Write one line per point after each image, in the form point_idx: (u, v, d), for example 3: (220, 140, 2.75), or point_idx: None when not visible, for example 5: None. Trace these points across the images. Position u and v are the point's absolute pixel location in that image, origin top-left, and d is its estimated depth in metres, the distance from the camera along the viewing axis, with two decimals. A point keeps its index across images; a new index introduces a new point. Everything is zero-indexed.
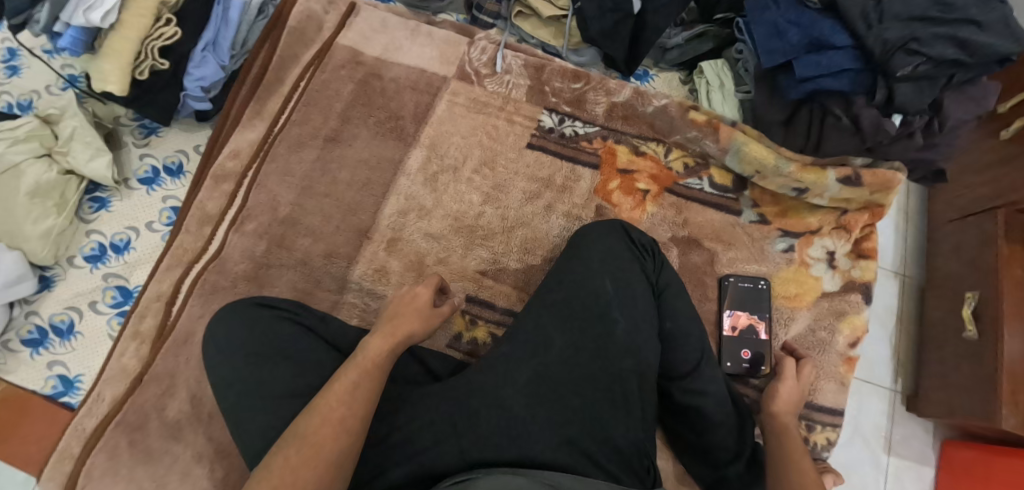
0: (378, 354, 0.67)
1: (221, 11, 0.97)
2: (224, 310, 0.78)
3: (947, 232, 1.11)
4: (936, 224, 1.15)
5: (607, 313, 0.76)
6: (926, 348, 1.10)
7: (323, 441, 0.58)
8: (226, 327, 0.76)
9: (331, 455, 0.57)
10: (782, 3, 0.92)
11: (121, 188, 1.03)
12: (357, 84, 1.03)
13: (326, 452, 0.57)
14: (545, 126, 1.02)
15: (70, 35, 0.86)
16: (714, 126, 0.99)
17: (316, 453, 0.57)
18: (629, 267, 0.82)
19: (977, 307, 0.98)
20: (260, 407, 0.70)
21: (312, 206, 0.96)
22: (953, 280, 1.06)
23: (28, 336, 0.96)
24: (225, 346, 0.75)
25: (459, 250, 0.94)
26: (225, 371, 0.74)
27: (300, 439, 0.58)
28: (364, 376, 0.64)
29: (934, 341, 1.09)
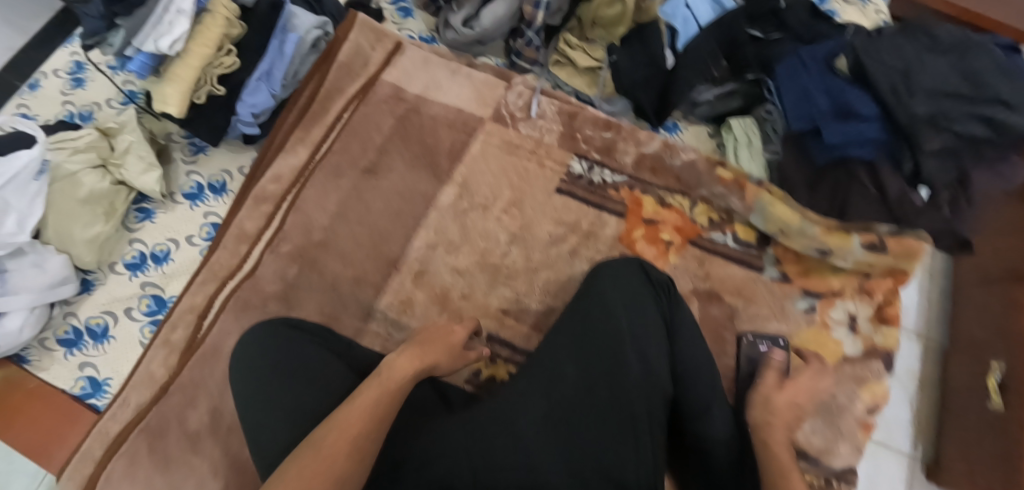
0: (400, 374, 0.72)
1: (278, 43, 1.04)
2: (256, 327, 0.84)
3: (972, 296, 1.10)
4: (963, 288, 1.14)
5: (622, 352, 0.78)
6: (948, 414, 1.08)
7: (335, 455, 0.60)
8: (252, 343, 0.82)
9: (341, 468, 0.59)
10: (812, 68, 0.94)
11: (167, 201, 1.08)
12: (398, 120, 1.07)
13: (337, 465, 0.59)
14: (574, 173, 1.05)
15: (140, 60, 0.94)
16: (740, 184, 1.00)
17: (329, 464, 0.59)
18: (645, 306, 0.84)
19: (1003, 378, 0.96)
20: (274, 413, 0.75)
21: (345, 232, 1.00)
22: (978, 346, 1.05)
23: (64, 336, 1.00)
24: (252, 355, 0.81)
25: (482, 287, 0.97)
26: (245, 377, 0.80)
27: (316, 450, 0.60)
28: (384, 394, 0.69)
29: (958, 408, 1.06)
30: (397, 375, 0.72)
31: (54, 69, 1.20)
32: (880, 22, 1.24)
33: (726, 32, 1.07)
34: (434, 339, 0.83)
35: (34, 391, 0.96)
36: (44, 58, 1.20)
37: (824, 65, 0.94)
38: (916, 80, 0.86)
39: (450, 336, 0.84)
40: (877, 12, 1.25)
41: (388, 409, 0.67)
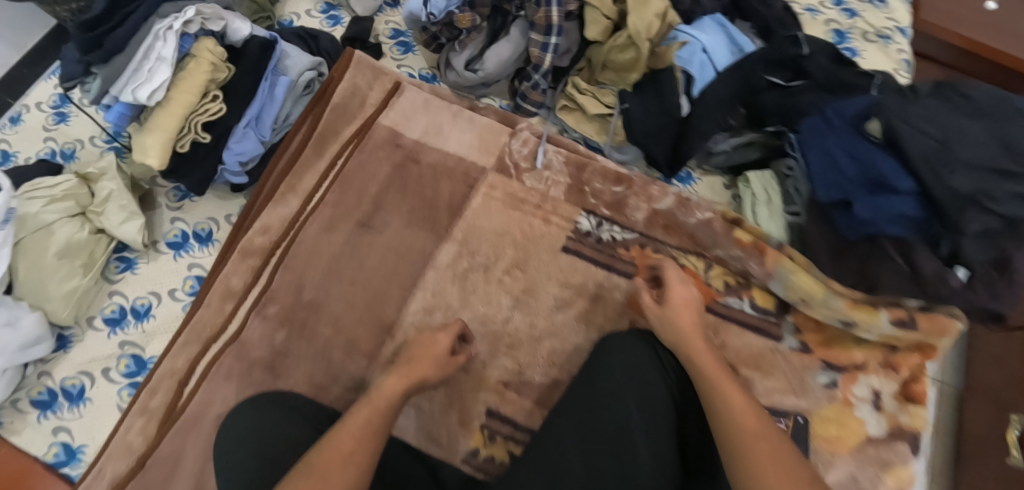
0: (390, 394, 0.74)
1: (269, 86, 0.97)
2: (238, 407, 0.80)
3: (992, 341, 1.04)
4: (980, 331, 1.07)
5: (632, 441, 0.73)
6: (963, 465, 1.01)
7: (330, 470, 0.61)
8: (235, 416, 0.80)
9: (338, 483, 0.60)
10: (840, 131, 0.87)
11: (150, 251, 1.01)
12: (394, 170, 1.01)
13: (334, 480, 0.60)
14: (582, 229, 0.98)
15: (117, 109, 0.88)
16: (760, 249, 0.93)
17: (323, 481, 0.60)
18: (653, 381, 0.78)
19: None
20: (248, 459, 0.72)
21: (336, 293, 0.94)
22: (999, 395, 0.98)
23: (38, 397, 0.94)
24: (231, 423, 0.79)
25: (482, 357, 0.91)
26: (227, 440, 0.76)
27: (309, 469, 0.61)
28: (375, 414, 0.70)
29: (974, 459, 0.99)
30: (386, 394, 0.73)
31: (37, 102, 1.13)
32: (903, 62, 1.13)
33: (747, 81, 0.98)
34: (419, 354, 0.82)
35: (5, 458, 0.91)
36: (27, 91, 1.14)
37: (853, 128, 0.87)
38: (956, 152, 0.78)
39: (436, 346, 0.83)
40: (900, 51, 1.14)
41: (379, 426, 0.68)
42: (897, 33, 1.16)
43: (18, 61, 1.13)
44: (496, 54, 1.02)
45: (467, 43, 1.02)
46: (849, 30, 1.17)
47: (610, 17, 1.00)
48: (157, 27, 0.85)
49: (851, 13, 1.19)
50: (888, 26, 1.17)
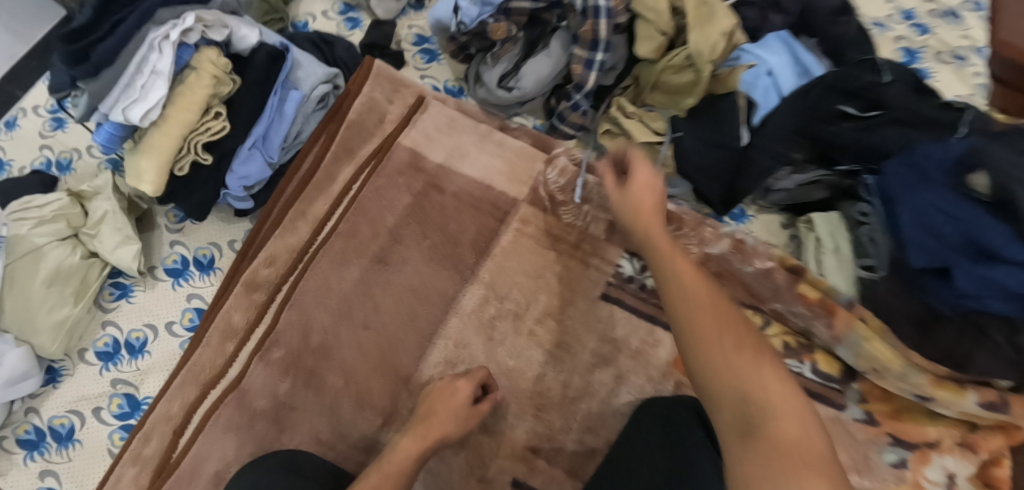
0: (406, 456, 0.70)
1: (277, 101, 0.86)
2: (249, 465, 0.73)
3: None
4: None
5: None
6: None
7: None
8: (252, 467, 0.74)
9: None
10: (935, 180, 0.74)
11: (147, 278, 0.91)
12: (415, 198, 0.90)
13: None
14: (623, 274, 0.87)
15: (107, 129, 0.78)
16: (828, 309, 0.82)
17: None
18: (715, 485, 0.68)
19: None
20: None
21: (347, 337, 0.84)
22: None
23: (25, 436, 0.85)
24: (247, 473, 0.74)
25: (507, 418, 0.82)
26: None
27: None
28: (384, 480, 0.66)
29: None
30: (400, 458, 0.69)
31: (35, 105, 1.02)
32: (980, 88, 0.97)
33: (813, 109, 0.86)
34: (439, 406, 0.76)
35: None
36: (23, 93, 1.03)
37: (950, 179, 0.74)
38: None
39: (455, 397, 0.76)
40: (977, 75, 0.98)
41: None
42: (976, 52, 0.99)
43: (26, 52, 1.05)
44: (537, 64, 0.89)
45: (501, 53, 0.90)
46: (921, 49, 1.02)
47: (665, 31, 0.86)
48: (152, 37, 0.75)
49: (923, 28, 1.03)
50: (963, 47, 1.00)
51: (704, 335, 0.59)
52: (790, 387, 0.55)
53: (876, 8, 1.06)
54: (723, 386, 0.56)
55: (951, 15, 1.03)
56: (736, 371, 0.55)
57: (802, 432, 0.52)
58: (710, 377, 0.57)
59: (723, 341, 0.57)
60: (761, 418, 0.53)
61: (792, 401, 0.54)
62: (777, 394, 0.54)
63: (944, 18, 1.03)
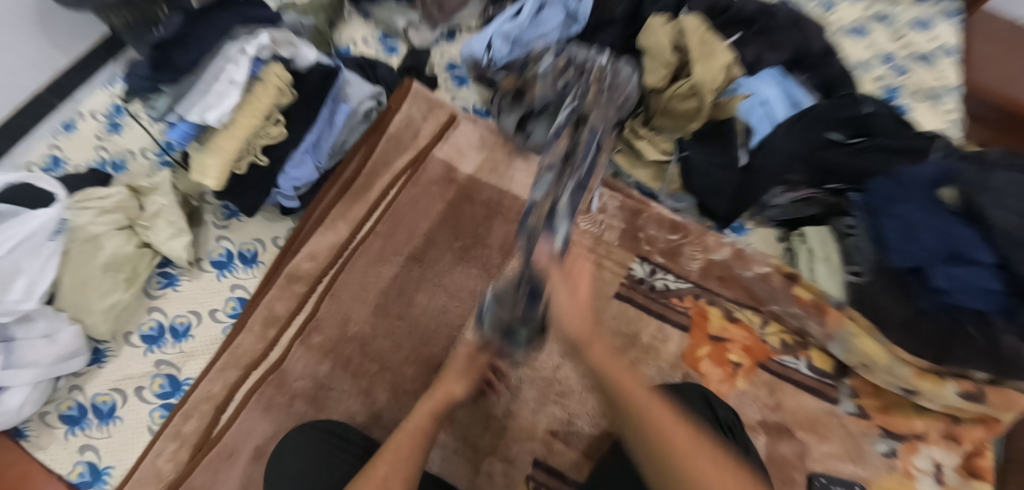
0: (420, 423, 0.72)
1: (329, 113, 0.96)
2: (297, 432, 0.81)
3: None
4: None
5: None
6: None
7: None
8: (294, 442, 0.80)
9: None
10: (914, 198, 0.85)
11: (193, 268, 0.97)
12: (448, 204, 0.99)
13: None
14: (635, 276, 0.96)
15: (182, 128, 0.86)
16: (821, 309, 0.91)
17: None
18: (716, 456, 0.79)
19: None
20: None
21: (383, 329, 0.91)
22: None
23: (67, 412, 0.89)
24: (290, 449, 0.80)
25: (531, 404, 0.88)
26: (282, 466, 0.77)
27: None
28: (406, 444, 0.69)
29: None
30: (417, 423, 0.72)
31: (91, 110, 1.07)
32: (953, 124, 1.11)
33: (804, 137, 0.98)
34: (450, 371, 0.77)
35: (28, 473, 0.86)
36: (82, 99, 1.08)
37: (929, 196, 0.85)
38: None
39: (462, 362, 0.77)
40: (950, 112, 1.12)
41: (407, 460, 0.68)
42: (948, 93, 1.15)
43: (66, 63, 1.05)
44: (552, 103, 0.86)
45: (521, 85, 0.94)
46: (898, 88, 1.16)
47: (671, 61, 0.99)
48: (230, 51, 0.85)
49: (900, 70, 1.17)
50: (938, 86, 1.15)
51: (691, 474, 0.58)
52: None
53: (859, 51, 1.20)
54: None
55: (926, 59, 1.18)
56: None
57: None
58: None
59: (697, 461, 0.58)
60: None
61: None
62: None
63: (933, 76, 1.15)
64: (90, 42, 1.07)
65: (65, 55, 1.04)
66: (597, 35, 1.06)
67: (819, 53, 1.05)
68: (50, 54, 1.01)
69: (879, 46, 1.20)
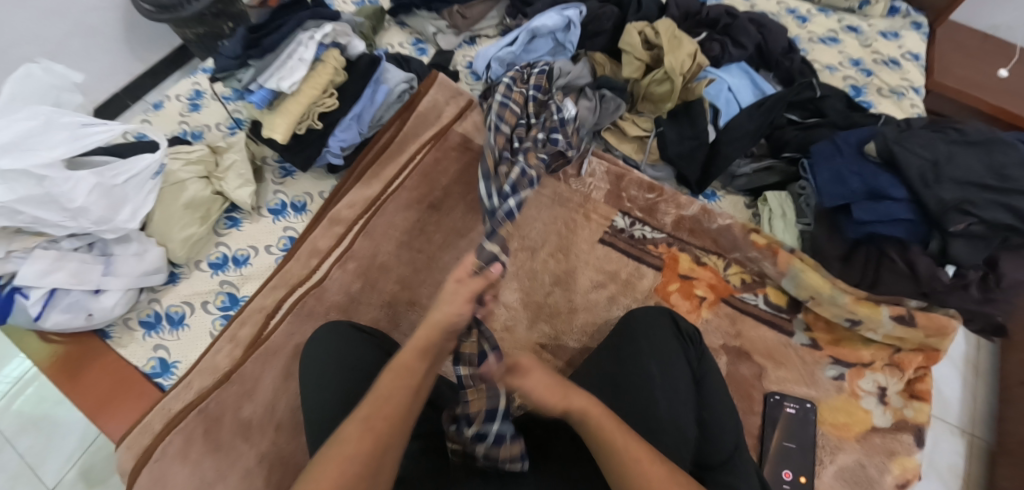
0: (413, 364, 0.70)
1: (371, 92, 1.20)
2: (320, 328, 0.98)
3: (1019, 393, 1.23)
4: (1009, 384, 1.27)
5: (651, 392, 0.84)
6: None
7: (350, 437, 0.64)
8: (320, 342, 0.93)
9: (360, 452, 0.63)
10: (846, 153, 1.03)
11: (254, 214, 1.19)
12: (463, 166, 1.20)
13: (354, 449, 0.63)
14: (617, 226, 1.14)
15: (263, 93, 1.09)
16: (773, 250, 1.06)
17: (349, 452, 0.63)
18: (676, 353, 0.88)
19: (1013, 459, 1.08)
20: (327, 377, 0.88)
21: (405, 259, 1.11)
22: None
23: (145, 318, 1.10)
24: (316, 353, 0.92)
25: (524, 321, 1.05)
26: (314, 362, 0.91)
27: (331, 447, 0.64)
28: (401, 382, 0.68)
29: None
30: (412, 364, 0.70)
31: (177, 94, 1.31)
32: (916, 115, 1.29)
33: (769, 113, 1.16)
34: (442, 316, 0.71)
35: (117, 372, 1.05)
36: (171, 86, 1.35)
37: (855, 151, 1.03)
38: (944, 169, 0.93)
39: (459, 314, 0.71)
40: (912, 106, 1.30)
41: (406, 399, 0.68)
42: (910, 91, 1.33)
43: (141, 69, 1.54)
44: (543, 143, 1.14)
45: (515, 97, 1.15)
46: (865, 85, 1.33)
47: (643, 56, 1.21)
48: (302, 37, 1.10)
49: (869, 72, 1.36)
50: (902, 85, 1.33)
51: None
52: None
53: (831, 56, 1.39)
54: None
55: (892, 63, 1.38)
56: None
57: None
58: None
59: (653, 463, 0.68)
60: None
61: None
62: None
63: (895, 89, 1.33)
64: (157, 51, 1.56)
65: (140, 64, 1.54)
66: (592, 39, 1.29)
67: (784, 51, 1.26)
68: (132, 63, 1.52)
69: (849, 52, 1.39)
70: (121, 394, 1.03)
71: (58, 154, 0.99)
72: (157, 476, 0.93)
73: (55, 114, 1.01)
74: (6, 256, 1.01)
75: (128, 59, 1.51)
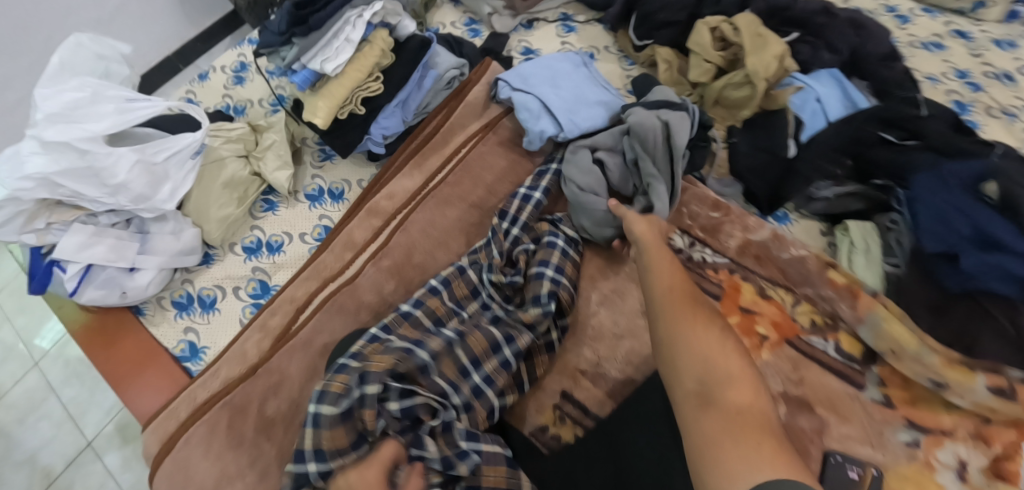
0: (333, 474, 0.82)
1: (418, 77, 1.12)
2: (352, 334, 0.95)
3: None
4: None
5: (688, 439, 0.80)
6: None
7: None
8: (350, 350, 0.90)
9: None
10: (954, 187, 0.89)
11: (291, 198, 1.14)
12: (512, 164, 1.11)
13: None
14: (675, 245, 1.04)
15: (303, 74, 1.03)
16: (853, 292, 0.94)
17: None
18: None
19: None
20: None
21: (442, 260, 1.04)
22: None
23: (178, 299, 1.07)
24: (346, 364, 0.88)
25: (565, 343, 0.96)
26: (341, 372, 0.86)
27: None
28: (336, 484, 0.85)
29: None
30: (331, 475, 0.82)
31: (222, 65, 1.26)
32: None
33: (855, 134, 1.03)
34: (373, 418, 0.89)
35: (149, 353, 1.03)
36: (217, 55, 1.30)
37: (967, 187, 0.89)
38: None
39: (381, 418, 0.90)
40: None
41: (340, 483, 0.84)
42: None
43: (191, 35, 1.52)
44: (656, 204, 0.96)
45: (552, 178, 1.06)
46: (971, 103, 1.16)
47: (718, 55, 1.09)
48: (349, 14, 1.03)
49: (976, 86, 1.18)
50: (1016, 104, 1.14)
51: (689, 347, 0.73)
52: (732, 343, 0.73)
53: (933, 65, 1.21)
54: (701, 440, 0.65)
55: (1006, 77, 1.18)
56: (718, 426, 0.65)
57: (753, 401, 0.68)
58: (704, 445, 0.64)
59: (685, 314, 0.76)
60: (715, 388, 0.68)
61: (705, 328, 0.74)
62: (704, 334, 0.73)
63: (1012, 111, 1.14)
64: (208, 19, 1.53)
65: (193, 29, 1.52)
66: (661, 30, 1.16)
67: (882, 56, 1.10)
68: (184, 28, 1.49)
69: (955, 62, 1.21)
70: (151, 381, 1.02)
71: (102, 127, 0.97)
72: (180, 464, 0.91)
73: (103, 87, 1.00)
74: (47, 227, 1.00)
75: (181, 24, 1.48)
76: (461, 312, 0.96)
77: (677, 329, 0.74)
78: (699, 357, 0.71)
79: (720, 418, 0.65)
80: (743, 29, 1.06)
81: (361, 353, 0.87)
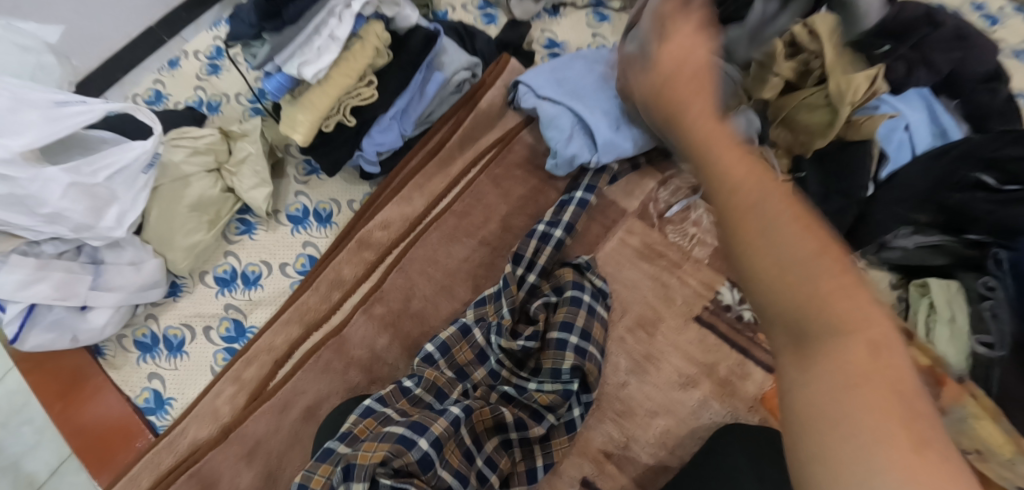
0: None
1: (421, 80, 0.93)
2: (347, 403, 0.80)
3: None
4: None
5: None
6: None
7: None
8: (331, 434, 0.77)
9: None
10: None
11: (270, 220, 0.98)
12: (532, 191, 0.94)
13: None
14: (721, 301, 0.87)
15: (278, 80, 0.84)
16: (938, 378, 0.75)
17: None
18: None
19: None
20: None
21: (446, 309, 0.88)
22: None
23: (141, 339, 0.93)
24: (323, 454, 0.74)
25: (587, 418, 0.82)
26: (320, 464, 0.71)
27: None
28: None
29: None
30: None
31: (195, 50, 1.10)
32: None
33: (946, 174, 0.85)
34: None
35: (107, 402, 0.90)
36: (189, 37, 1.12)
37: None
38: None
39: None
40: None
41: None
42: None
43: None
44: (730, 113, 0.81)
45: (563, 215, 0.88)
46: None
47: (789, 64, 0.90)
48: (335, 4, 0.82)
49: None
50: None
51: (778, 265, 0.42)
52: (834, 249, 0.43)
53: None
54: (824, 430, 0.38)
55: None
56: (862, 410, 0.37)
57: (885, 360, 0.39)
58: (827, 444, 0.38)
59: (765, 203, 0.44)
60: (818, 334, 0.41)
61: (801, 217, 0.44)
62: (811, 251, 0.42)
63: None
64: None
65: None
66: None
67: (983, 77, 0.91)
68: None
69: None
70: (110, 436, 0.88)
71: (23, 141, 0.79)
72: None
73: (23, 91, 0.82)
74: None
75: None
76: (465, 382, 0.80)
77: (751, 234, 0.44)
78: (787, 305, 0.42)
79: (830, 392, 0.39)
80: (825, 34, 0.86)
81: (351, 434, 0.70)
